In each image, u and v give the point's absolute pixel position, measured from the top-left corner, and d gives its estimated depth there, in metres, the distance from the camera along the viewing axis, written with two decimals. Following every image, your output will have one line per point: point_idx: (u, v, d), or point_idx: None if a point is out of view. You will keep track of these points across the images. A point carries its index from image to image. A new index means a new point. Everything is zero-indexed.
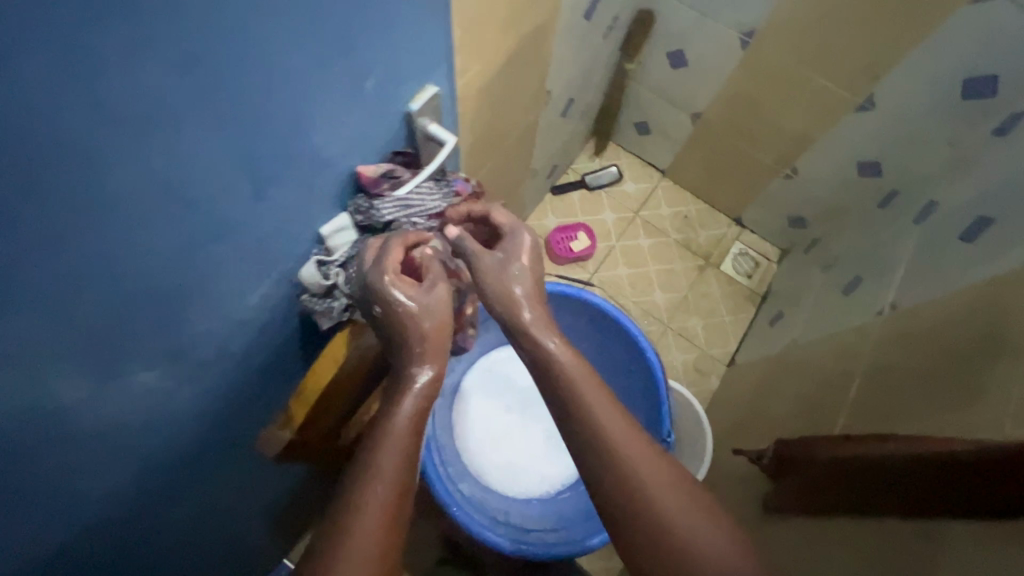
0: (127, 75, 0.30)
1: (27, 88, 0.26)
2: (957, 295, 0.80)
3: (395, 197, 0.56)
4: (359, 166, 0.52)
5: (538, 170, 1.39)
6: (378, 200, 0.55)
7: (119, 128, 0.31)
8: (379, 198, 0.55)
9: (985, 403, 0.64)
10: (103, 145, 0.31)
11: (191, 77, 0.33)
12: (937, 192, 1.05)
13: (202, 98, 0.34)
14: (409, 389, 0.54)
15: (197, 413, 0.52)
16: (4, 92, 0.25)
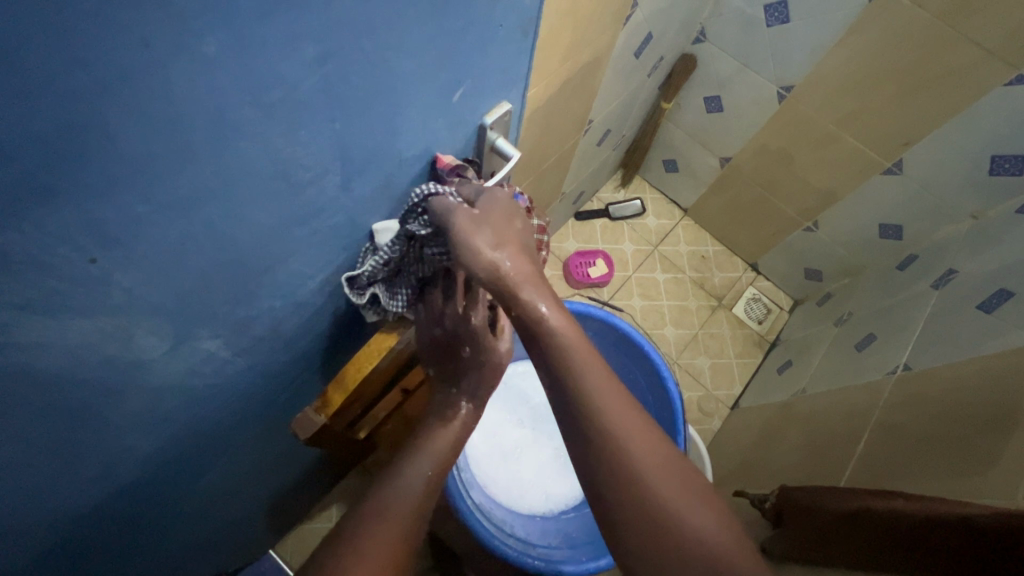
0: (276, 63, 0.32)
1: (199, 63, 0.28)
2: (973, 362, 0.82)
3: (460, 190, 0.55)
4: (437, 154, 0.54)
5: (566, 195, 1.42)
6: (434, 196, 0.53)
7: (256, 110, 0.33)
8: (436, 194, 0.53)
9: (999, 470, 0.65)
10: (240, 124, 0.33)
11: (325, 71, 0.35)
12: (957, 260, 1.08)
13: (326, 90, 0.36)
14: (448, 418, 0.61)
15: (241, 388, 0.53)
16: (180, 64, 0.27)
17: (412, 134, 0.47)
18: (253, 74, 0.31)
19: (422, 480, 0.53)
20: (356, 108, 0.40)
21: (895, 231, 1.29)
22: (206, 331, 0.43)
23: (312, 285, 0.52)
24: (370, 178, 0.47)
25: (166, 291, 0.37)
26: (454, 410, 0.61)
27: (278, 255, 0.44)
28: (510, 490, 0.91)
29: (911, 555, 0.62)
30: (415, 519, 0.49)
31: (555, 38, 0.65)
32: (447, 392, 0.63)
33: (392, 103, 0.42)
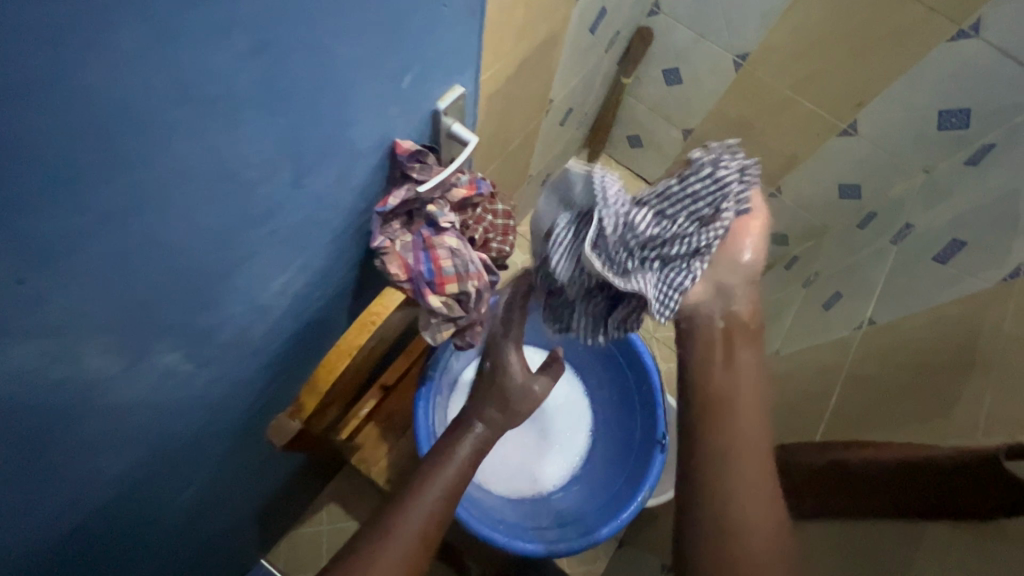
0: (206, 54, 0.30)
1: (116, 59, 0.26)
2: (932, 311, 0.85)
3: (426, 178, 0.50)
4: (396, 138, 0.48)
5: (533, 177, 1.41)
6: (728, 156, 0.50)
7: (186, 105, 0.31)
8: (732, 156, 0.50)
9: (960, 409, 0.68)
10: (170, 124, 0.30)
11: (258, 62, 0.33)
12: (914, 214, 1.11)
13: (261, 82, 0.34)
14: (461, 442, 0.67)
15: (210, 401, 0.51)
16: (94, 60, 0.25)
17: (368, 126, 0.45)
18: (183, 71, 0.29)
19: (431, 506, 0.59)
20: (303, 100, 0.38)
21: (854, 190, 1.32)
22: (160, 344, 0.41)
23: (276, 291, 0.49)
24: (328, 175, 0.45)
25: (110, 305, 0.35)
26: (466, 434, 0.68)
27: (234, 261, 0.42)
28: (499, 477, 0.91)
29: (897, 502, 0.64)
30: (423, 540, 0.56)
31: (507, 16, 0.63)
32: (462, 420, 0.70)
33: (342, 93, 0.40)
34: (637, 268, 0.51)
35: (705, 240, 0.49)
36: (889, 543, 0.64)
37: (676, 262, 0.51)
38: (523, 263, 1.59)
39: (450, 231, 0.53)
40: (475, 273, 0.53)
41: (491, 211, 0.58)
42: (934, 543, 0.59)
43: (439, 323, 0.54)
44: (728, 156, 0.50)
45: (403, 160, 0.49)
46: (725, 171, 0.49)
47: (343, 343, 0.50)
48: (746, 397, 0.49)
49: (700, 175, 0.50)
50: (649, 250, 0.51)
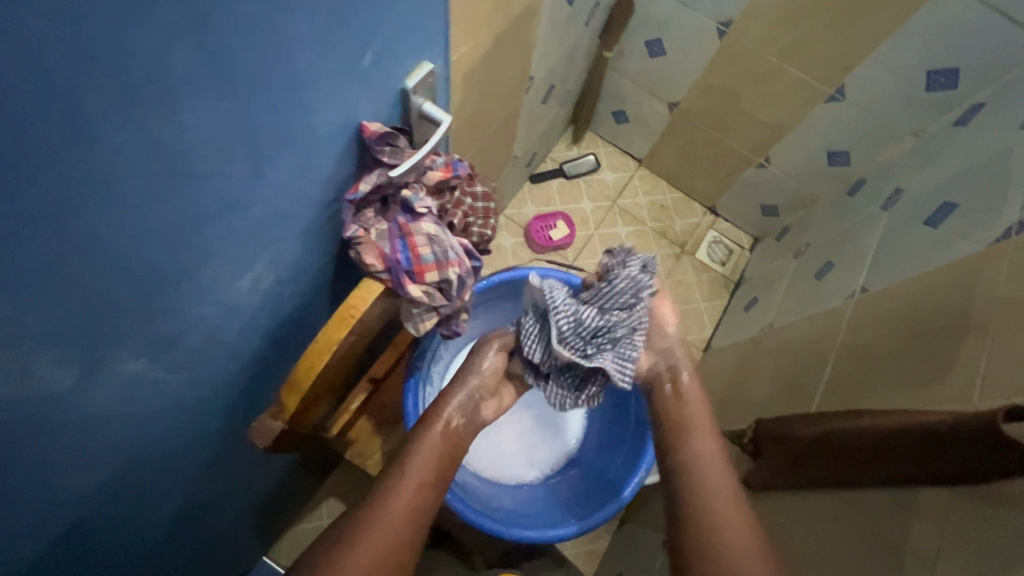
0: (135, 33, 0.27)
1: (26, 42, 0.23)
2: (924, 276, 0.84)
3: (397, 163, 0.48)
4: (364, 121, 0.46)
5: (517, 158, 1.38)
6: (629, 257, 0.68)
7: (119, 93, 0.28)
8: (630, 256, 0.68)
9: (954, 375, 0.68)
10: (102, 113, 0.28)
11: (196, 40, 0.30)
12: (903, 179, 1.10)
13: (204, 63, 0.31)
14: (435, 431, 0.63)
15: (185, 406, 0.49)
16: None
17: (329, 108, 0.42)
18: (108, 53, 0.26)
19: (411, 491, 0.57)
20: (254, 81, 0.35)
21: (843, 157, 1.30)
22: (124, 351, 0.39)
23: (245, 288, 0.47)
24: (290, 162, 0.42)
25: (61, 314, 0.32)
26: (439, 425, 0.64)
27: (195, 259, 0.40)
28: (496, 464, 0.90)
29: (892, 471, 0.64)
30: (408, 526, 0.56)
31: None
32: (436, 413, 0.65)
33: (296, 72, 0.37)
34: (596, 350, 0.63)
35: (641, 319, 0.64)
36: (879, 503, 0.66)
37: (623, 341, 0.64)
38: (512, 247, 1.57)
39: (428, 217, 0.50)
40: (455, 259, 0.50)
41: (470, 193, 0.56)
42: (929, 508, 0.60)
43: (422, 313, 0.51)
44: (630, 259, 0.68)
45: (371, 143, 0.47)
46: (640, 276, 0.65)
47: (323, 339, 0.47)
48: (704, 412, 0.65)
49: (622, 276, 0.65)
50: (601, 336, 0.64)
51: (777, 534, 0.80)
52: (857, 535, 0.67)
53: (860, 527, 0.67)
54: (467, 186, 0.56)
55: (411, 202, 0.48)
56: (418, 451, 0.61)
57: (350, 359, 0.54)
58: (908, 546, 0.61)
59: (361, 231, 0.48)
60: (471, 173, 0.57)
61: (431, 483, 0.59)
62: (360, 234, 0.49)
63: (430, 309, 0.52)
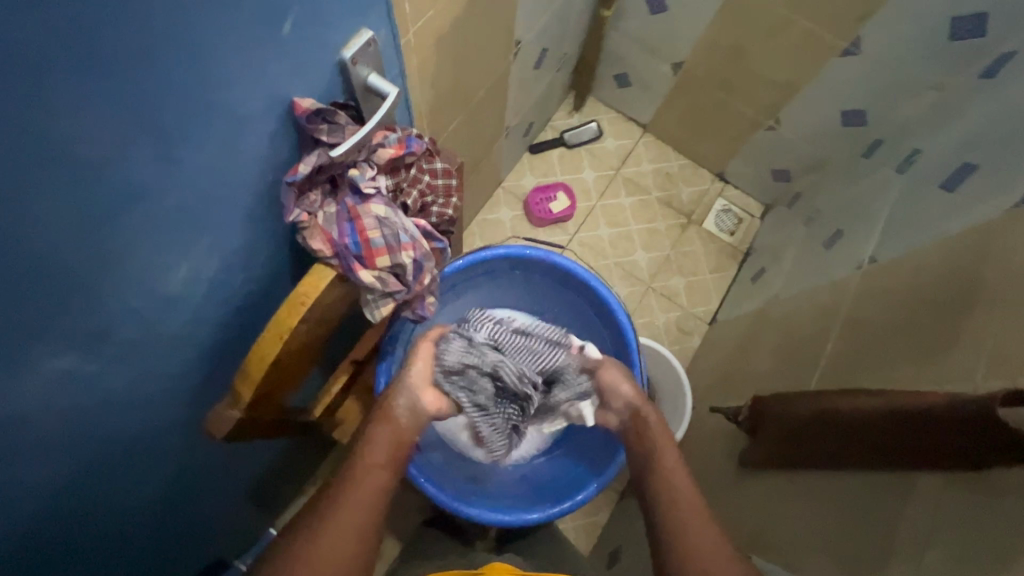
0: None
1: None
2: (936, 244, 0.79)
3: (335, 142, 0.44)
4: (296, 98, 0.42)
5: (513, 127, 1.33)
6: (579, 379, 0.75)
7: None
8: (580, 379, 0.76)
9: (959, 352, 0.64)
10: None
11: (51, 9, 0.26)
12: (922, 139, 1.02)
13: (68, 34, 0.27)
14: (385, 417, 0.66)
15: (137, 398, 0.48)
16: None
17: (254, 83, 0.38)
18: None
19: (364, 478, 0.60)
20: (145, 53, 0.31)
21: (859, 116, 1.22)
22: (46, 349, 0.37)
23: (187, 277, 0.44)
24: (215, 144, 0.39)
25: None
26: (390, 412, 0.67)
27: (114, 250, 0.37)
28: None
29: (890, 455, 0.60)
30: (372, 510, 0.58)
31: None
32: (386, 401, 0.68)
33: (202, 41, 0.33)
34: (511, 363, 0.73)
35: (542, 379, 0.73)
36: (877, 484, 0.62)
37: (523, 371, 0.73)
38: (511, 221, 1.54)
39: (377, 198, 0.48)
40: (408, 242, 0.48)
41: (429, 170, 0.52)
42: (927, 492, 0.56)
43: (376, 300, 0.49)
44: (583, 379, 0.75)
45: (304, 122, 0.43)
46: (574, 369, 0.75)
47: (273, 328, 0.46)
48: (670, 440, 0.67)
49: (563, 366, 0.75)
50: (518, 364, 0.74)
51: (770, 514, 0.77)
52: (850, 520, 0.64)
53: (853, 512, 0.64)
54: (427, 163, 0.53)
55: (356, 182, 0.47)
56: (374, 445, 0.63)
57: (310, 347, 0.53)
58: (896, 533, 0.58)
59: (303, 215, 0.46)
60: (431, 148, 0.54)
61: (385, 465, 0.62)
62: (304, 218, 0.47)
63: (384, 299, 0.50)
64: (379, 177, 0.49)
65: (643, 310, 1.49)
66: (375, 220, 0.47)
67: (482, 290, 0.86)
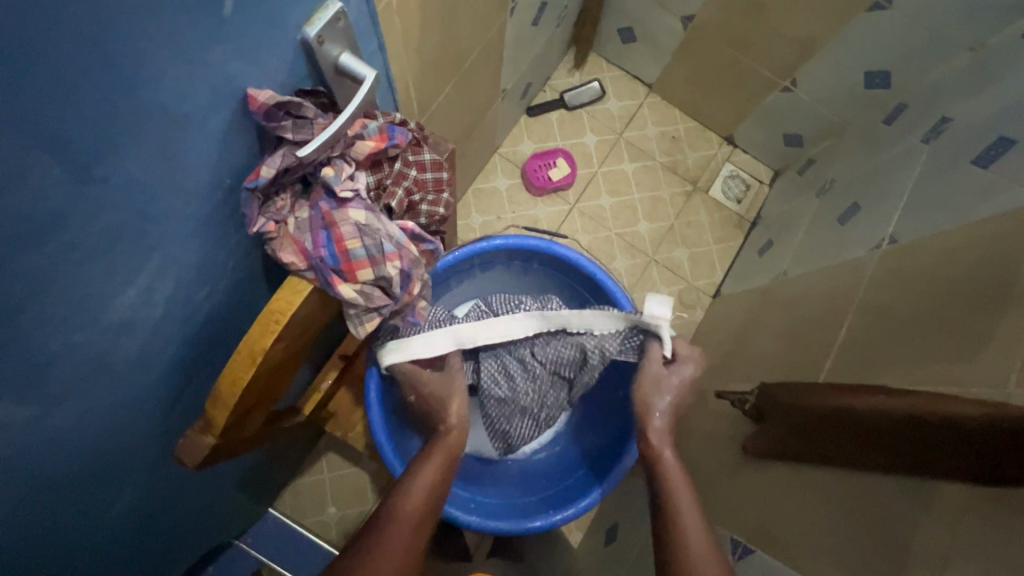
0: None
1: None
2: (963, 229, 0.73)
3: (299, 140, 0.39)
4: (250, 90, 0.36)
5: (509, 89, 1.24)
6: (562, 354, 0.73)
7: None
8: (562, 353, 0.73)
9: (990, 353, 0.60)
10: None
11: None
12: (952, 105, 0.94)
13: None
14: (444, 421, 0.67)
15: (92, 431, 0.42)
16: None
17: (184, 68, 0.31)
18: None
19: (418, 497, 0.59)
20: (28, 46, 0.24)
21: (882, 77, 1.13)
22: None
23: (133, 299, 0.38)
24: (142, 146, 0.32)
25: None
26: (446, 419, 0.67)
27: (31, 284, 0.30)
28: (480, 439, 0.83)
29: (911, 463, 0.57)
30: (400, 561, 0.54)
31: None
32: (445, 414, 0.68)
33: (98, 16, 0.26)
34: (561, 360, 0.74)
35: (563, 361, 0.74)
36: (891, 493, 0.60)
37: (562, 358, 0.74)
38: (508, 189, 1.46)
39: (355, 200, 0.43)
40: (393, 251, 0.43)
41: (416, 162, 0.47)
42: (944, 510, 0.54)
43: (359, 315, 0.45)
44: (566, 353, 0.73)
45: (263, 119, 0.37)
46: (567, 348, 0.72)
47: (244, 349, 0.41)
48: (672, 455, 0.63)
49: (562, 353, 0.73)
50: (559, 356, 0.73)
51: (775, 510, 0.75)
52: (869, 530, 0.61)
53: (867, 519, 0.62)
54: (412, 154, 0.47)
55: (331, 184, 0.41)
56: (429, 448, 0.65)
57: (287, 360, 0.48)
58: (912, 548, 0.56)
59: (270, 224, 0.41)
60: (418, 137, 0.48)
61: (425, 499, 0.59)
62: (272, 227, 0.42)
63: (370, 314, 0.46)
64: (357, 175, 0.43)
65: (646, 283, 1.44)
66: (354, 228, 0.42)
67: (477, 278, 0.81)
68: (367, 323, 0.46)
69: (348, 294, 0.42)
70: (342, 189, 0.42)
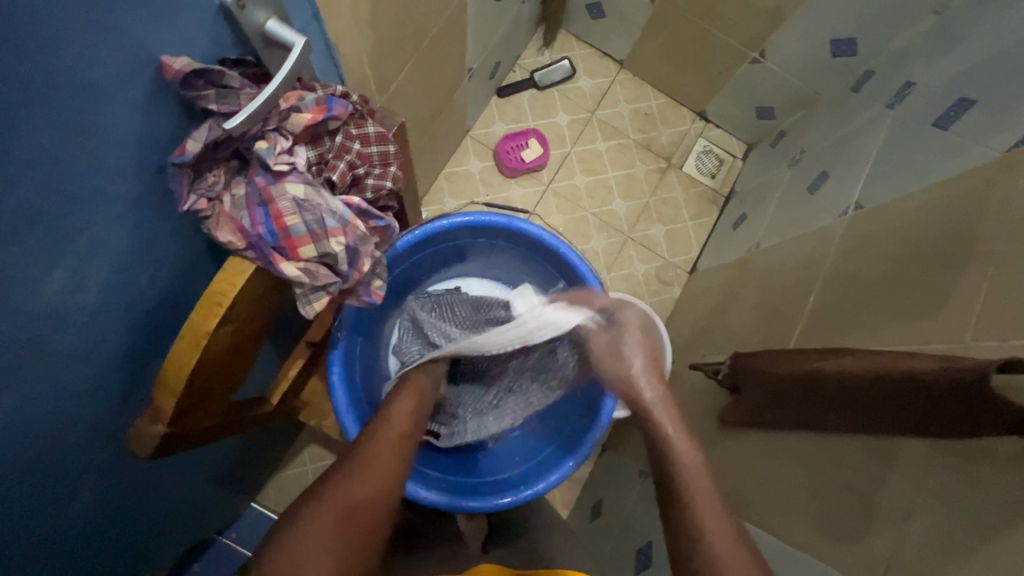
0: None
1: None
2: (924, 191, 0.74)
3: (222, 110, 0.39)
4: (166, 58, 0.35)
5: (477, 69, 1.21)
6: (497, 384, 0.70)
7: None
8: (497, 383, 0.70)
9: (947, 311, 0.61)
10: None
11: None
12: (915, 70, 0.94)
13: None
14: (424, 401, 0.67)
15: (34, 424, 0.41)
16: None
17: (89, 28, 0.30)
18: None
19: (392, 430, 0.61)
20: None
21: (849, 46, 1.13)
22: None
23: (61, 282, 0.36)
24: (53, 114, 0.30)
25: None
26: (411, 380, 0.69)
27: None
28: None
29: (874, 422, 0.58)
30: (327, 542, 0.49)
31: None
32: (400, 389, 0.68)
33: None
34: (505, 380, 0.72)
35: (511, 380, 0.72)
36: (857, 452, 0.61)
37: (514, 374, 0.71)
38: (481, 172, 1.44)
39: (293, 174, 0.43)
40: (335, 227, 0.44)
41: (359, 136, 0.47)
42: (909, 463, 0.56)
43: (306, 294, 0.44)
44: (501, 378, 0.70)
45: (181, 88, 0.36)
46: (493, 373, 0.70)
47: (187, 334, 0.39)
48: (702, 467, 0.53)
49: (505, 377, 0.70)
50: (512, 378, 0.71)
51: (748, 476, 0.76)
52: (841, 491, 0.61)
53: (835, 480, 0.63)
54: (355, 127, 0.47)
55: (265, 157, 0.41)
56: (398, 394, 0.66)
57: (238, 346, 0.47)
58: (876, 506, 0.58)
59: (202, 201, 0.41)
60: (362, 110, 0.48)
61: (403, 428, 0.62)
62: (205, 204, 0.42)
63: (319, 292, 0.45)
64: (295, 149, 0.44)
65: (623, 261, 1.44)
66: (292, 202, 0.42)
67: (442, 259, 0.81)
68: (316, 301, 0.45)
69: (291, 271, 0.42)
70: (276, 164, 0.42)
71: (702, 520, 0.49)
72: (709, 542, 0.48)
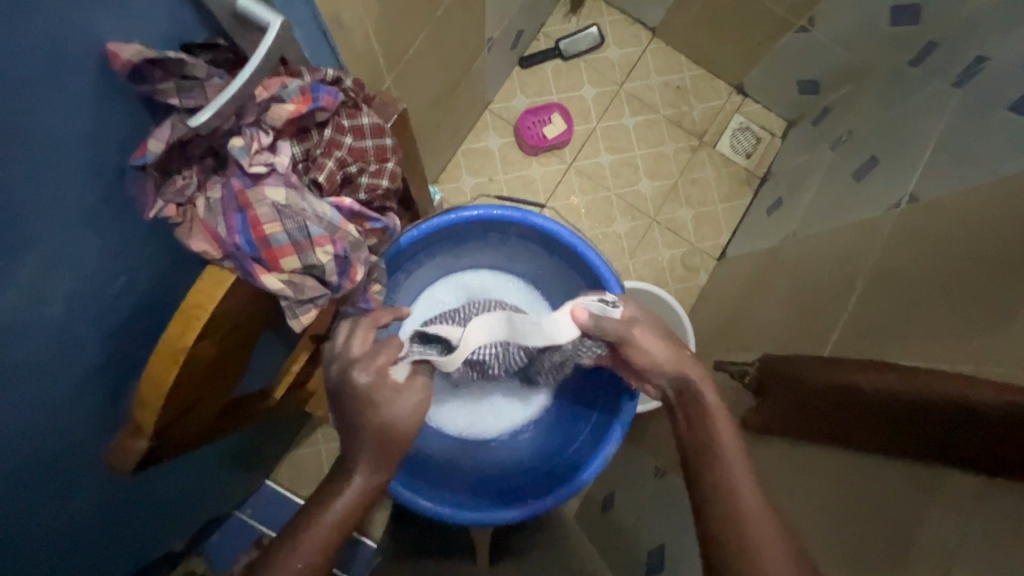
0: None
1: None
2: (991, 185, 0.66)
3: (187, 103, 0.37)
4: (113, 45, 0.32)
5: (497, 40, 1.13)
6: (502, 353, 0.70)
7: None
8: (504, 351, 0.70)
9: (1012, 328, 0.54)
10: None
11: None
12: (987, 41, 0.83)
13: None
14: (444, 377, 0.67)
15: (12, 439, 0.38)
16: None
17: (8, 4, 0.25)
18: None
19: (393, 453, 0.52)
20: None
21: (912, 13, 1.01)
22: None
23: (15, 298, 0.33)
24: None
25: None
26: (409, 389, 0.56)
27: None
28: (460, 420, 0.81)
29: (920, 449, 0.53)
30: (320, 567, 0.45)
31: None
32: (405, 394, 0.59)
33: None
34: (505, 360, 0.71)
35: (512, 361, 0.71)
36: (895, 479, 0.56)
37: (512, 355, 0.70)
38: (500, 149, 1.37)
39: (271, 176, 0.44)
40: (320, 236, 0.45)
41: (347, 128, 0.49)
42: (955, 499, 0.50)
43: (291, 306, 0.46)
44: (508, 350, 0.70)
45: (137, 80, 0.34)
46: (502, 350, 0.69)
47: (164, 348, 0.37)
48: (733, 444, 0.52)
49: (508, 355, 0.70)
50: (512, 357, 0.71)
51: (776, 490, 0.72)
52: (878, 520, 0.56)
53: (868, 509, 0.57)
54: (345, 118, 0.49)
55: (242, 159, 0.42)
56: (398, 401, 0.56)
57: (222, 355, 0.44)
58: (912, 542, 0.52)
59: (171, 207, 0.41)
60: (354, 99, 0.50)
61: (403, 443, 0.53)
62: (174, 210, 0.41)
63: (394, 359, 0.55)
64: (277, 146, 0.45)
65: (647, 246, 1.37)
66: (274, 211, 0.43)
67: (453, 251, 0.76)
68: (303, 309, 0.47)
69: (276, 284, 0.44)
70: (255, 168, 0.42)
71: (739, 492, 0.48)
72: (739, 518, 0.46)
